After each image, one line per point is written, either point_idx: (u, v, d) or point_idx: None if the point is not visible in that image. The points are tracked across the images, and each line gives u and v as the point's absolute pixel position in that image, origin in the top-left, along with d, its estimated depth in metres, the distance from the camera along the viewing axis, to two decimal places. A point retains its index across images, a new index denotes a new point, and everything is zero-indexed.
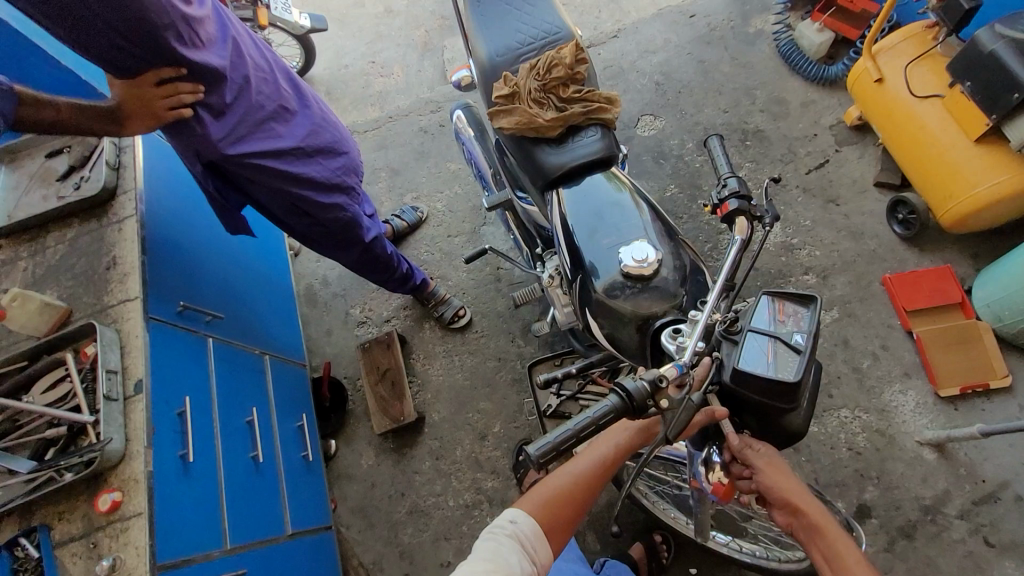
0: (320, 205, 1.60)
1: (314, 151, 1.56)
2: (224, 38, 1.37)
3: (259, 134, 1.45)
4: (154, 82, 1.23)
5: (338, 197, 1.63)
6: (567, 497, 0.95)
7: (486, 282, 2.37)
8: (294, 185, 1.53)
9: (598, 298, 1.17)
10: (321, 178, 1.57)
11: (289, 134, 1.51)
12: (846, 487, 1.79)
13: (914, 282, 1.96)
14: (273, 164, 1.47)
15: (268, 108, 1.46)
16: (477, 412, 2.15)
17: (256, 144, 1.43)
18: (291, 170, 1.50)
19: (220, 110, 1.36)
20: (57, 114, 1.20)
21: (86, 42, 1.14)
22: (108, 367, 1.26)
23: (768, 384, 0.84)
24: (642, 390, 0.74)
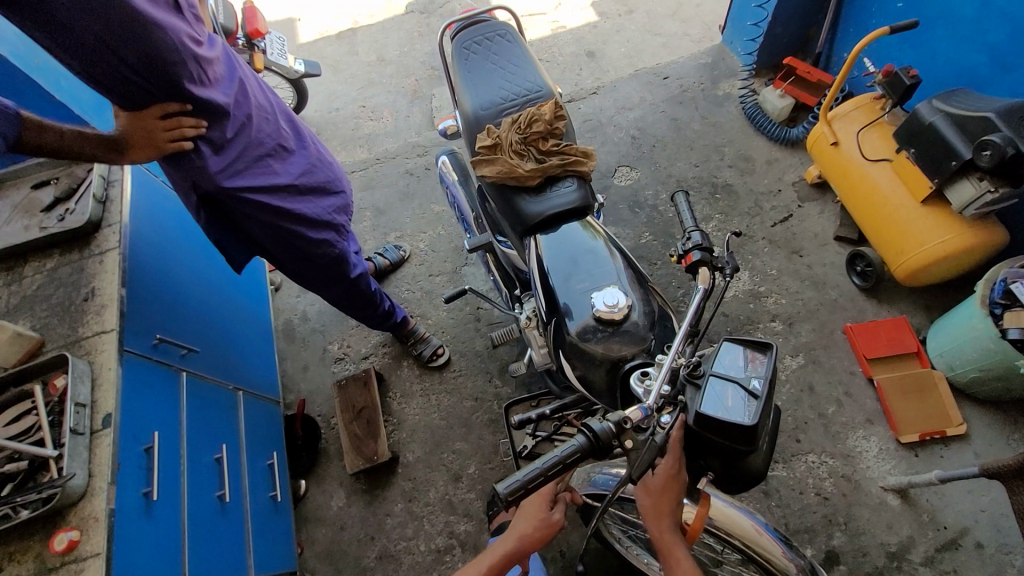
0: (311, 241, 1.64)
1: (307, 189, 1.61)
2: (233, 79, 1.44)
3: (257, 170, 1.49)
4: (159, 114, 1.28)
5: (329, 234, 1.67)
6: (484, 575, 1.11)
7: (466, 322, 2.41)
8: (286, 219, 1.56)
9: (571, 341, 1.20)
10: (313, 216, 1.61)
11: (287, 171, 1.56)
12: (815, 534, 1.81)
13: (872, 331, 2.07)
14: (270, 199, 1.51)
15: (267, 145, 1.52)
16: (452, 453, 2.14)
17: (254, 178, 1.47)
18: (286, 206, 1.54)
19: (221, 144, 1.41)
20: (59, 138, 1.20)
21: (95, 73, 1.19)
22: (77, 400, 1.24)
23: (729, 428, 0.88)
24: (608, 430, 0.77)
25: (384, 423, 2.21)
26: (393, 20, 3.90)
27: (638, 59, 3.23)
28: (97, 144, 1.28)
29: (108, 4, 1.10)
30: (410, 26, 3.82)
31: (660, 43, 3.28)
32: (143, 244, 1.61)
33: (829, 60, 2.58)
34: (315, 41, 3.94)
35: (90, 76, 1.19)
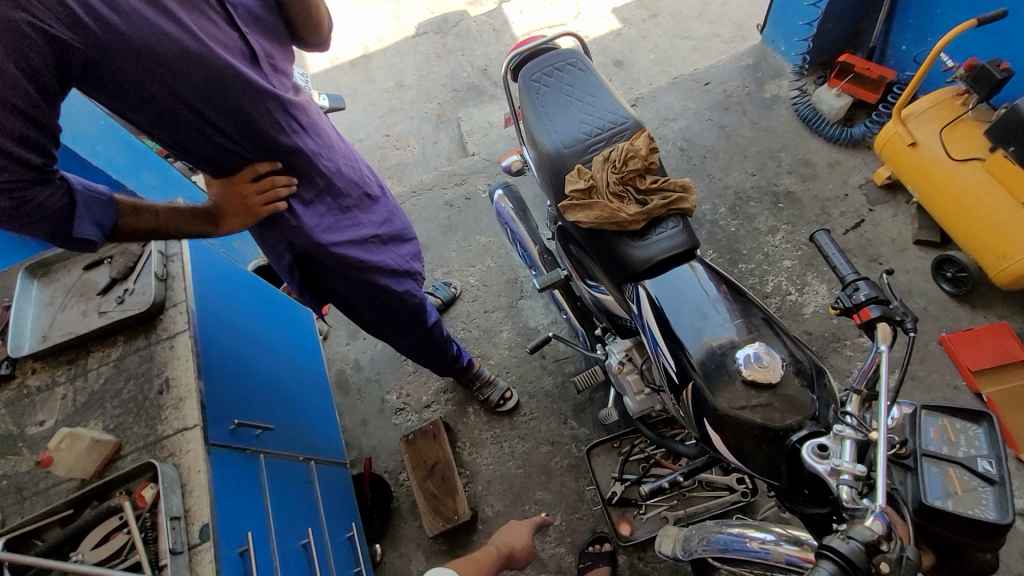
0: (395, 294, 1.53)
1: (390, 239, 1.50)
2: (320, 127, 1.34)
3: (346, 223, 1.39)
4: (252, 177, 1.19)
5: (411, 283, 1.57)
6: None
7: (531, 360, 2.29)
8: (375, 273, 1.45)
9: (721, 409, 1.10)
10: (396, 266, 1.51)
11: (371, 221, 1.46)
12: None
13: (972, 340, 1.93)
14: (358, 253, 1.40)
15: (355, 195, 1.41)
16: (534, 504, 2.02)
17: (343, 233, 1.38)
18: (374, 259, 1.44)
19: (310, 200, 1.31)
20: (156, 219, 1.14)
21: (186, 142, 1.11)
22: (172, 514, 1.12)
23: (964, 522, 0.76)
24: (860, 553, 0.65)
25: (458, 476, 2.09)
26: (406, 42, 3.78)
27: (670, 65, 3.11)
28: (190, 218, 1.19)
29: (199, 66, 1.03)
30: (425, 47, 3.70)
31: (691, 47, 3.16)
32: (208, 322, 1.50)
33: (884, 54, 2.46)
34: (327, 70, 3.83)
35: (180, 145, 1.12)
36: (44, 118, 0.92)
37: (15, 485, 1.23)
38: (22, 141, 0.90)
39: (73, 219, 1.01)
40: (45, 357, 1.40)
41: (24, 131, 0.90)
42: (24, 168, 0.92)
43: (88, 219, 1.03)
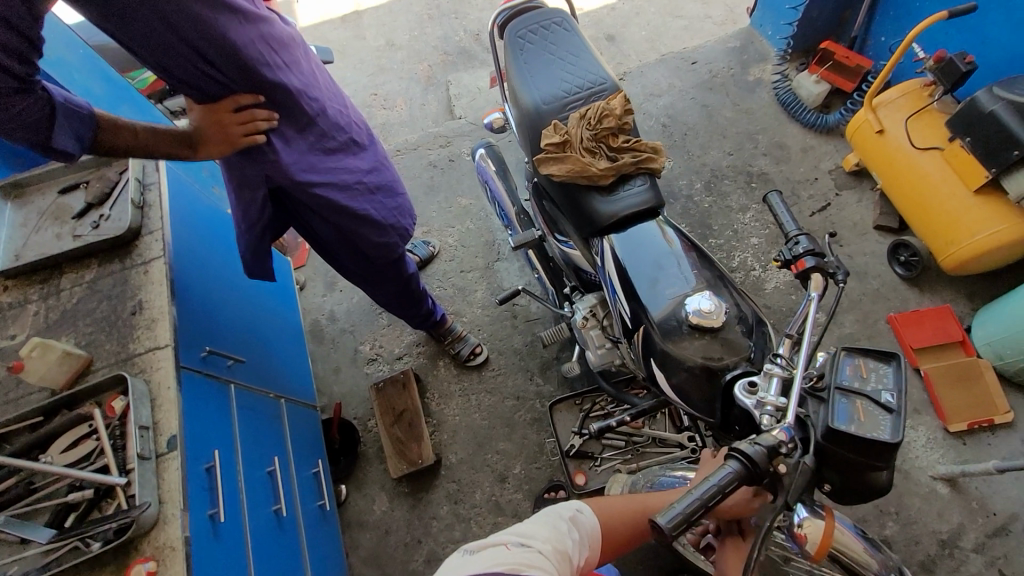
0: (373, 242, 1.56)
1: (376, 187, 1.52)
2: (306, 66, 1.36)
3: (328, 166, 1.41)
4: (232, 107, 1.21)
5: (393, 235, 1.59)
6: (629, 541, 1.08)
7: (502, 318, 2.36)
8: (353, 220, 1.49)
9: (662, 346, 1.19)
10: (379, 216, 1.53)
11: (357, 169, 1.47)
12: (867, 524, 1.88)
13: (917, 320, 2.06)
14: (338, 197, 1.42)
15: (338, 139, 1.43)
16: (496, 453, 2.12)
17: (325, 174, 1.40)
18: (354, 206, 1.46)
19: (291, 136, 1.34)
20: (134, 137, 1.18)
21: (171, 66, 1.13)
22: (140, 423, 1.17)
23: (863, 443, 0.85)
24: (763, 455, 0.74)
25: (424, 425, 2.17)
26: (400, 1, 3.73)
27: (660, 43, 3.14)
28: (170, 141, 1.22)
29: None
30: (418, 8, 3.66)
31: (682, 26, 3.19)
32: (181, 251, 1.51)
33: (864, 44, 2.54)
34: (317, 25, 3.76)
35: (166, 68, 1.14)
36: (29, 31, 0.93)
37: None
38: (5, 50, 0.91)
39: (51, 129, 1.03)
40: (18, 275, 1.42)
41: (9, 41, 0.91)
42: (7, 75, 0.93)
43: (67, 131, 1.06)
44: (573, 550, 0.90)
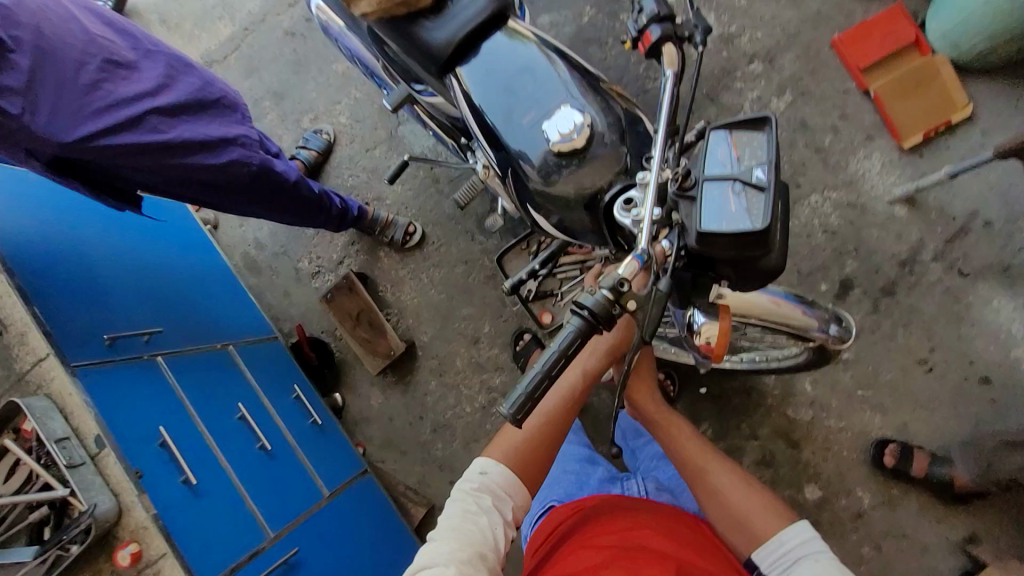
0: (215, 168, 1.41)
1: (170, 108, 1.36)
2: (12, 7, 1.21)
3: (100, 108, 1.27)
4: None
5: (232, 150, 1.43)
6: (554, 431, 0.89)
7: (425, 187, 2.18)
8: (170, 154, 1.34)
9: (537, 187, 1.02)
10: (199, 138, 1.37)
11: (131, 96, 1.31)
12: (828, 268, 1.88)
13: (868, 32, 1.82)
14: (130, 137, 1.29)
15: (94, 71, 1.28)
16: (463, 320, 2.13)
17: (103, 119, 1.26)
18: (155, 139, 1.32)
19: (36, 97, 1.21)
20: None
21: None
22: (57, 437, 1.18)
23: (737, 239, 0.75)
24: (603, 304, 0.66)
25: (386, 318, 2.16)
26: None
27: None
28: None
29: None
30: None
31: None
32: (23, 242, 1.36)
33: None
34: None
35: None
36: None
37: None
38: None
39: None
40: None
41: None
42: None
43: None
44: (499, 532, 0.80)
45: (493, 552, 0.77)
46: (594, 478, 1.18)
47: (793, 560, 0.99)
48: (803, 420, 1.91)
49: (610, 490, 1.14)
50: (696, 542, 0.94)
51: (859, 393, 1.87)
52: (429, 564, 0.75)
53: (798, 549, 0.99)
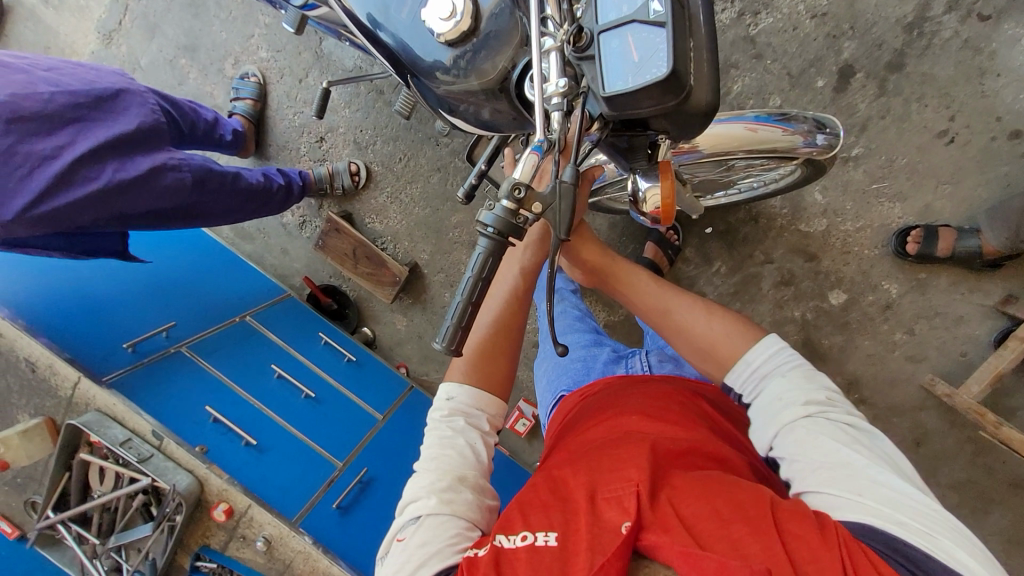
0: (160, 196, 1.39)
1: (95, 149, 1.26)
2: None
3: (26, 174, 1.18)
4: None
5: (168, 175, 1.39)
6: (504, 332, 0.89)
7: (373, 103, 2.05)
8: (116, 199, 1.31)
9: (445, 90, 0.91)
10: (134, 173, 1.32)
11: (53, 146, 1.21)
12: (822, 60, 1.66)
13: None
14: (71, 197, 1.24)
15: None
16: (455, 228, 2.09)
17: (35, 188, 1.19)
18: (96, 190, 1.26)
19: None
20: None
21: None
22: (121, 441, 1.34)
23: (645, 94, 0.65)
24: (504, 218, 0.62)
25: (382, 250, 2.17)
26: None
27: None
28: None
29: None
30: None
31: None
32: (23, 298, 1.45)
33: None
34: None
35: None
36: None
37: (30, 476, 1.50)
38: None
39: None
40: None
41: None
42: None
43: None
44: (478, 446, 0.81)
45: (473, 469, 0.79)
46: (600, 361, 1.18)
47: (763, 377, 0.89)
48: (817, 231, 1.77)
49: (615, 371, 1.13)
50: (690, 418, 0.89)
51: (874, 187, 1.70)
52: (412, 498, 0.76)
53: (768, 364, 0.89)
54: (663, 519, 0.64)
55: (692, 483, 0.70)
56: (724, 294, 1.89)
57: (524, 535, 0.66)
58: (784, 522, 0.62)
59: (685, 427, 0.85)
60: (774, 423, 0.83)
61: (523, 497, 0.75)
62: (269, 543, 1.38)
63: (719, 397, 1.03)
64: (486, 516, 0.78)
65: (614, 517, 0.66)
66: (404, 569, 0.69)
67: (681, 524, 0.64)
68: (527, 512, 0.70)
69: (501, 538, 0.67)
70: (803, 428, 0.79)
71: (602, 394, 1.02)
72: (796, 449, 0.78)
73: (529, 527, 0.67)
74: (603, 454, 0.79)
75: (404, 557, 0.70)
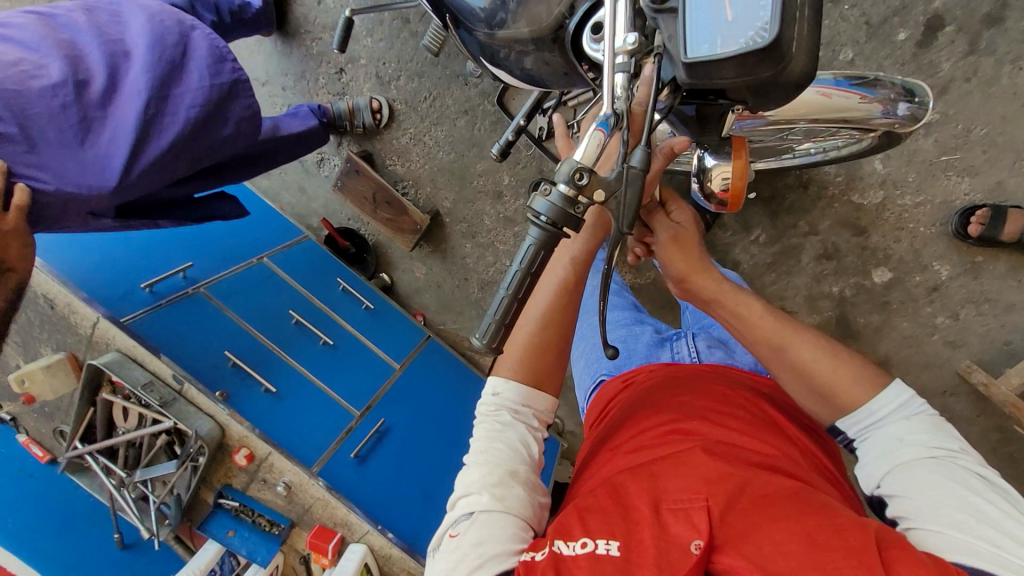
0: (229, 133, 1.30)
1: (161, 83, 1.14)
2: None
3: (100, 125, 1.08)
4: None
5: (237, 106, 1.29)
6: (559, 322, 0.76)
7: (397, 33, 1.88)
8: (191, 138, 1.21)
9: (486, 37, 0.80)
10: (203, 106, 1.20)
11: (112, 87, 1.10)
12: (909, 8, 1.46)
13: None
14: (153, 142, 1.14)
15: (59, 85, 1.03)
16: (480, 177, 1.97)
17: (115, 136, 1.09)
18: (172, 129, 1.16)
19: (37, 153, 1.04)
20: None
21: None
22: (142, 382, 1.35)
23: (732, 65, 0.55)
24: (559, 206, 0.54)
25: (403, 195, 2.07)
26: None
27: None
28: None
29: None
30: None
31: None
32: (84, 266, 1.45)
33: None
34: None
35: None
36: None
37: (56, 407, 1.51)
38: None
39: None
40: None
41: None
42: None
43: None
44: (529, 441, 0.74)
45: (525, 463, 0.72)
46: (642, 344, 1.13)
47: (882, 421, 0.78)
48: (872, 203, 1.64)
49: (659, 357, 1.08)
50: (752, 417, 0.82)
51: (943, 159, 1.55)
52: (463, 492, 0.70)
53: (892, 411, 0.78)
54: (736, 534, 0.59)
55: (766, 496, 0.62)
56: (760, 264, 1.79)
57: (585, 543, 0.60)
58: (881, 547, 0.53)
59: (751, 430, 0.78)
60: (890, 460, 0.74)
61: (579, 499, 0.70)
62: (290, 487, 1.43)
63: (775, 393, 0.96)
64: (540, 515, 0.72)
65: (683, 531, 0.60)
66: (457, 570, 0.63)
67: (752, 537, 0.58)
68: (586, 518, 0.64)
69: (559, 545, 0.61)
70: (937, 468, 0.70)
71: (653, 387, 0.94)
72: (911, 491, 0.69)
73: (589, 535, 0.62)
74: (657, 455, 0.73)
75: (459, 556, 0.64)
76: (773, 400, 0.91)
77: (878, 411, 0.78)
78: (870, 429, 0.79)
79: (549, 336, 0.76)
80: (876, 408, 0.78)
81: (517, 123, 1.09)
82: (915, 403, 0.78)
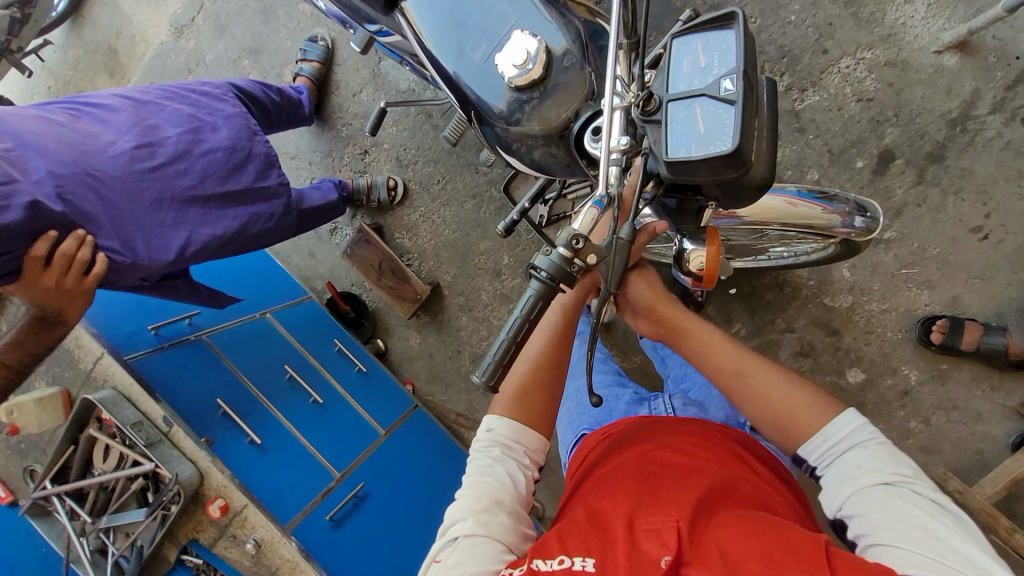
0: (267, 222, 1.50)
1: (224, 184, 1.39)
2: (35, 149, 1.14)
3: (171, 211, 1.29)
4: (40, 264, 1.13)
5: (275, 204, 1.51)
6: (549, 366, 0.84)
7: (420, 125, 2.12)
8: (238, 227, 1.42)
9: (502, 130, 0.95)
10: (253, 207, 1.45)
11: (189, 180, 1.32)
12: (864, 142, 1.70)
13: None
14: (209, 233, 1.36)
15: (147, 177, 1.26)
16: (481, 255, 2.11)
17: (182, 224, 1.31)
18: (226, 224, 1.39)
19: (117, 228, 1.22)
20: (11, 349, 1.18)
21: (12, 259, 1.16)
22: (130, 422, 1.35)
23: (705, 166, 0.68)
24: (558, 264, 0.64)
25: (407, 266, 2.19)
26: None
27: None
28: (35, 331, 1.20)
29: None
30: None
31: None
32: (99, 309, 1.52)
33: None
34: None
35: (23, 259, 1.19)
36: None
37: (33, 444, 1.49)
38: None
39: None
40: None
41: None
42: None
43: None
44: (518, 475, 0.79)
45: (511, 496, 0.77)
46: (622, 401, 1.19)
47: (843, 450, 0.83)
48: (841, 306, 1.77)
49: (637, 412, 1.15)
50: (731, 459, 0.87)
51: (904, 272, 1.71)
52: (450, 520, 0.75)
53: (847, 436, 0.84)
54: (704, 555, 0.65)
55: (733, 522, 0.69)
56: None
57: (562, 560, 0.66)
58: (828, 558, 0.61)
59: (720, 465, 0.84)
60: (848, 486, 0.79)
61: (561, 523, 0.75)
62: (259, 547, 1.37)
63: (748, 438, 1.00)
64: (522, 543, 0.75)
65: (653, 548, 0.66)
66: None
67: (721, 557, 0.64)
68: (565, 538, 0.70)
69: (538, 562, 0.66)
70: (871, 492, 0.77)
71: (631, 430, 1.00)
72: (870, 511, 0.75)
73: (567, 552, 0.67)
74: (640, 487, 0.78)
75: None
76: (743, 442, 0.96)
77: (834, 434, 0.84)
78: (834, 459, 0.83)
79: (537, 380, 0.84)
80: (829, 434, 0.84)
81: (522, 204, 1.21)
82: (865, 432, 0.84)
